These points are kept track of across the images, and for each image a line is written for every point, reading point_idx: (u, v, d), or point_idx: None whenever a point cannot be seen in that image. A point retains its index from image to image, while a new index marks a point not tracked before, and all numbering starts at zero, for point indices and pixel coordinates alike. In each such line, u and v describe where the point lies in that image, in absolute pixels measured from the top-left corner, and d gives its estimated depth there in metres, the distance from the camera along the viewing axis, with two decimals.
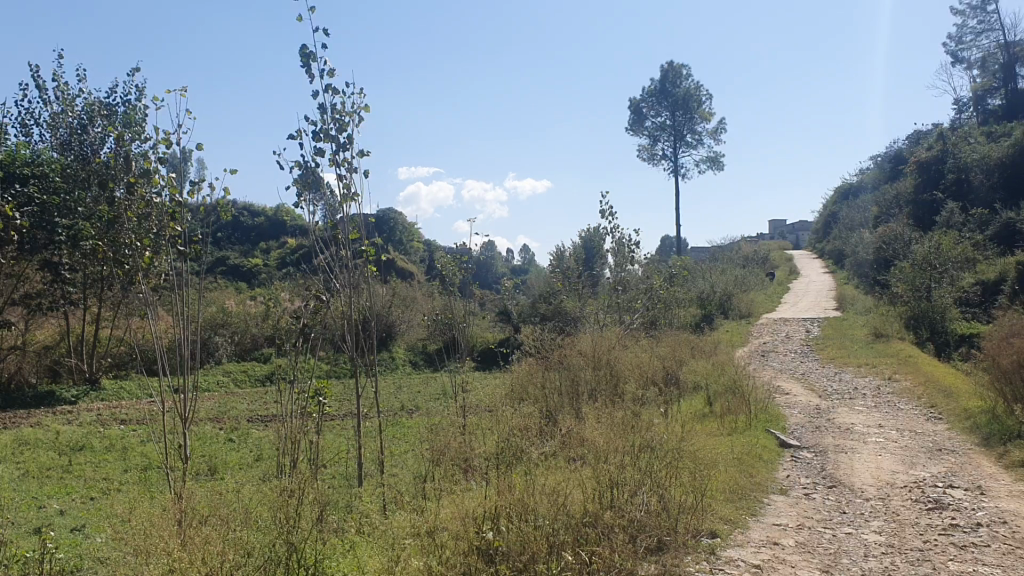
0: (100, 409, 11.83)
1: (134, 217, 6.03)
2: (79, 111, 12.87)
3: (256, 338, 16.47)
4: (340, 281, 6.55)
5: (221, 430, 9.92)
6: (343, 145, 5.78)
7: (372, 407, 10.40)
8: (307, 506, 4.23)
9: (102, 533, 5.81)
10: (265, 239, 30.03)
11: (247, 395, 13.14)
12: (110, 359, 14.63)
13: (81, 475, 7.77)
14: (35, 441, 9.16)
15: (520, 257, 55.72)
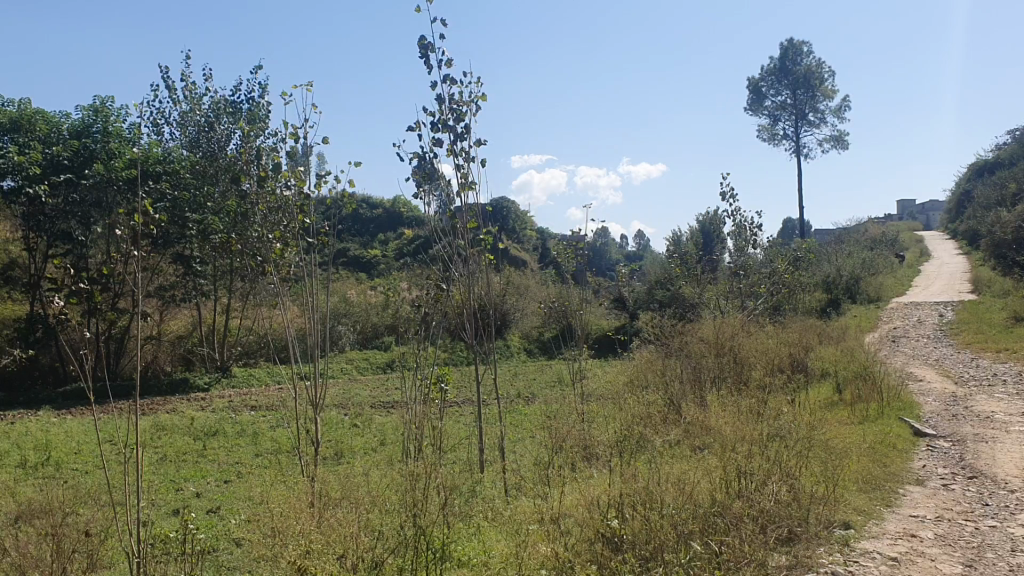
0: (231, 396, 12.31)
1: (264, 212, 6.24)
2: (206, 109, 13.46)
3: (376, 326, 16.81)
4: (458, 269, 6.61)
5: (345, 416, 10.18)
6: (461, 135, 5.83)
7: (491, 394, 10.50)
8: (434, 492, 4.30)
9: (236, 515, 6.04)
10: (383, 230, 30.66)
11: (369, 382, 13.44)
12: (240, 348, 15.18)
13: (214, 459, 8.10)
14: (172, 427, 9.60)
15: (637, 244, 55.12)
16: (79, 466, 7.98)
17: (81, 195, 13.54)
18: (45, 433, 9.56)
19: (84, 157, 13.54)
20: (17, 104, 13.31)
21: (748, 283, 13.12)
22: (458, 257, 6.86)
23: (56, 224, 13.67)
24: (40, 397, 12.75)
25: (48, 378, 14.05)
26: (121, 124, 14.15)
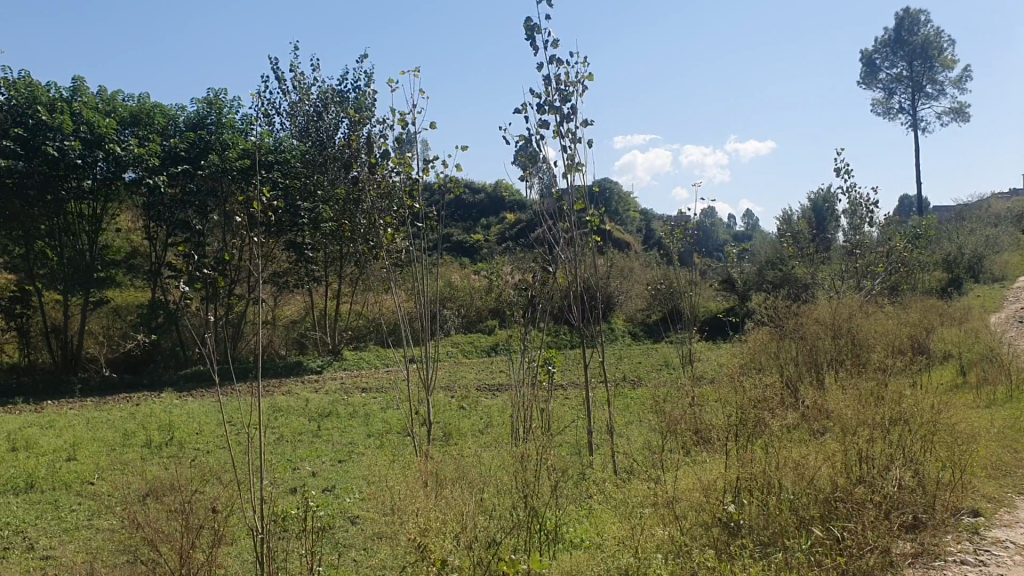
0: (342, 378, 12.62)
1: (375, 197, 6.35)
2: (314, 99, 13.71)
3: (480, 310, 16.94)
4: (565, 251, 6.59)
5: (453, 398, 10.30)
6: (567, 116, 5.78)
7: (598, 377, 10.46)
8: (546, 474, 4.32)
9: (351, 494, 6.21)
10: (486, 215, 30.84)
11: (475, 365, 13.58)
12: (350, 332, 15.52)
13: (329, 439, 8.32)
14: (287, 408, 9.90)
15: (743, 224, 53.92)
16: (201, 446, 8.31)
17: (197, 185, 14.06)
18: (169, 414, 9.99)
19: (200, 149, 13.99)
20: (137, 99, 13.86)
21: (863, 262, 12.69)
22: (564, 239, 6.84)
23: (174, 214, 14.24)
24: (163, 379, 13.33)
25: (170, 361, 14.64)
26: (235, 115, 14.59)
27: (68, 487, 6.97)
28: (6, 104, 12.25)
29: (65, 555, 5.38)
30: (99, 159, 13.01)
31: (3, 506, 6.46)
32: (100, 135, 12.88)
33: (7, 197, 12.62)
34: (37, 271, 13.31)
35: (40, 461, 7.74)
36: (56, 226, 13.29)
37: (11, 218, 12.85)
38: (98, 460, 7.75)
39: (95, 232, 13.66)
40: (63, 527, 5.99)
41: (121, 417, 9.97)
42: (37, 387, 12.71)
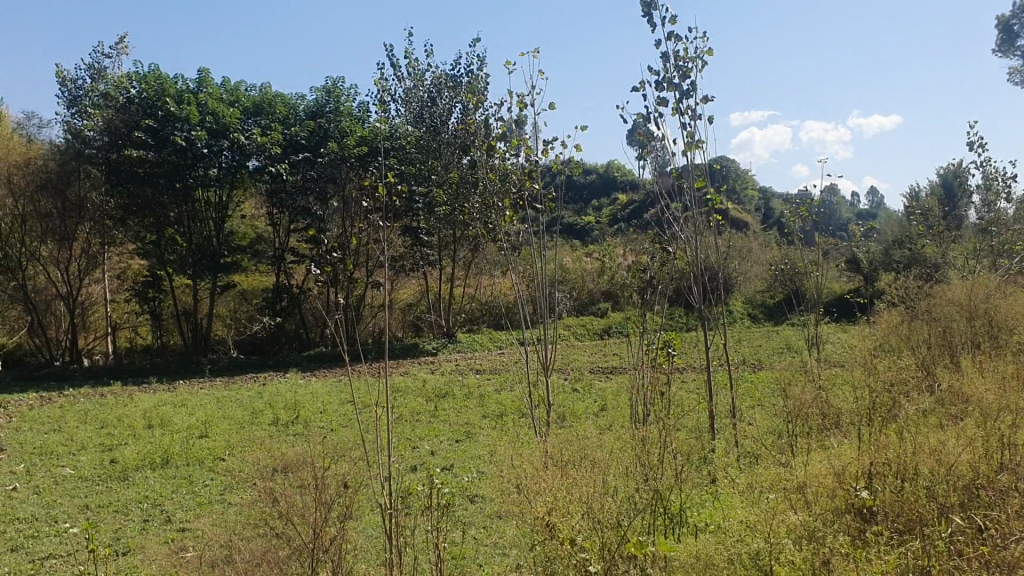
0: (457, 360, 12.80)
1: (496, 179, 6.33)
2: (428, 85, 13.86)
3: (593, 293, 16.90)
4: (685, 230, 6.44)
5: (568, 380, 10.35)
6: (687, 93, 5.65)
7: (718, 359, 10.31)
8: (669, 457, 4.32)
9: (470, 474, 6.31)
10: (597, 197, 30.84)
11: (589, 348, 13.54)
12: (464, 315, 15.73)
13: (445, 419, 8.45)
14: (406, 388, 10.13)
15: (867, 203, 52.19)
16: (324, 424, 8.56)
17: (317, 172, 14.37)
18: (293, 393, 10.32)
19: (319, 137, 14.34)
20: (259, 89, 14.36)
21: (1000, 240, 12.10)
22: (685, 218, 6.70)
23: (297, 201, 14.52)
24: (287, 360, 13.78)
25: (293, 343, 15.13)
26: (352, 103, 14.91)
27: (202, 462, 7.30)
28: (136, 97, 12.91)
29: (201, 528, 5.62)
30: (224, 147, 13.46)
31: (141, 481, 6.81)
32: (224, 125, 13.38)
33: (139, 185, 13.20)
34: (168, 257, 13.94)
35: (175, 437, 8.12)
36: (185, 213, 13.85)
37: (144, 207, 13.47)
38: (229, 437, 8.09)
39: (221, 219, 14.18)
40: (198, 500, 6.25)
41: (249, 396, 10.37)
42: (169, 367, 13.30)
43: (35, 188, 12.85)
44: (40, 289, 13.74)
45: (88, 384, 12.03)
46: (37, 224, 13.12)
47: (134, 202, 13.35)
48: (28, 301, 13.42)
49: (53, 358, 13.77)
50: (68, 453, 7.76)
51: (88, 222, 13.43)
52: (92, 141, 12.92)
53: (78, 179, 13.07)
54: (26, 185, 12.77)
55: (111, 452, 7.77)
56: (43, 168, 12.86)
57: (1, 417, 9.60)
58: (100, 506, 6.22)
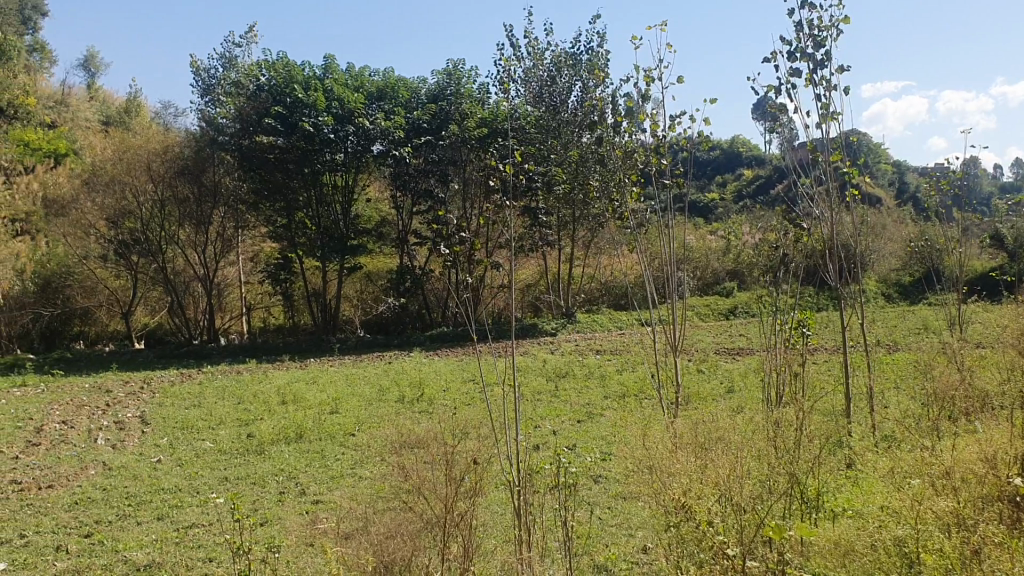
0: (578, 340, 12.76)
1: (622, 155, 6.17)
2: (548, 64, 13.79)
3: (717, 272, 16.58)
4: (819, 206, 6.19)
5: (691, 361, 10.19)
6: (821, 63, 5.44)
7: (851, 340, 9.96)
8: (805, 439, 4.21)
9: (594, 454, 6.30)
10: (721, 172, 30.31)
11: (714, 328, 13.30)
12: (584, 295, 15.66)
13: (567, 399, 8.45)
14: (527, 368, 10.19)
15: (1011, 176, 49.62)
16: (448, 402, 8.69)
17: (439, 155, 14.49)
18: (417, 372, 10.51)
19: (441, 119, 14.41)
20: (382, 74, 14.64)
21: None
22: (818, 193, 6.44)
23: (419, 183, 14.69)
24: (410, 340, 14.02)
25: (416, 324, 15.38)
26: (473, 84, 14.88)
27: (333, 437, 7.50)
28: (266, 85, 13.52)
29: (334, 500, 5.78)
30: (350, 133, 13.73)
31: (277, 454, 7.06)
32: (349, 110, 13.67)
33: (271, 170, 13.72)
34: (298, 239, 14.27)
35: (308, 413, 8.38)
36: (313, 197, 14.24)
37: (275, 191, 13.90)
38: (357, 414, 8.29)
39: (347, 202, 14.48)
40: (330, 474, 6.44)
41: (376, 374, 10.62)
42: (300, 346, 13.74)
43: (173, 174, 13.39)
44: (179, 271, 14.38)
45: (225, 361, 12.56)
46: (175, 208, 13.71)
47: (267, 186, 13.85)
48: (168, 283, 14.09)
49: (191, 336, 14.52)
50: (207, 427, 8.10)
51: (223, 206, 14.03)
52: (225, 128, 13.65)
53: (213, 164, 13.62)
54: (165, 172, 13.31)
55: (248, 426, 8.08)
56: (179, 155, 13.37)
57: (146, 392, 10.13)
58: (238, 478, 6.48)
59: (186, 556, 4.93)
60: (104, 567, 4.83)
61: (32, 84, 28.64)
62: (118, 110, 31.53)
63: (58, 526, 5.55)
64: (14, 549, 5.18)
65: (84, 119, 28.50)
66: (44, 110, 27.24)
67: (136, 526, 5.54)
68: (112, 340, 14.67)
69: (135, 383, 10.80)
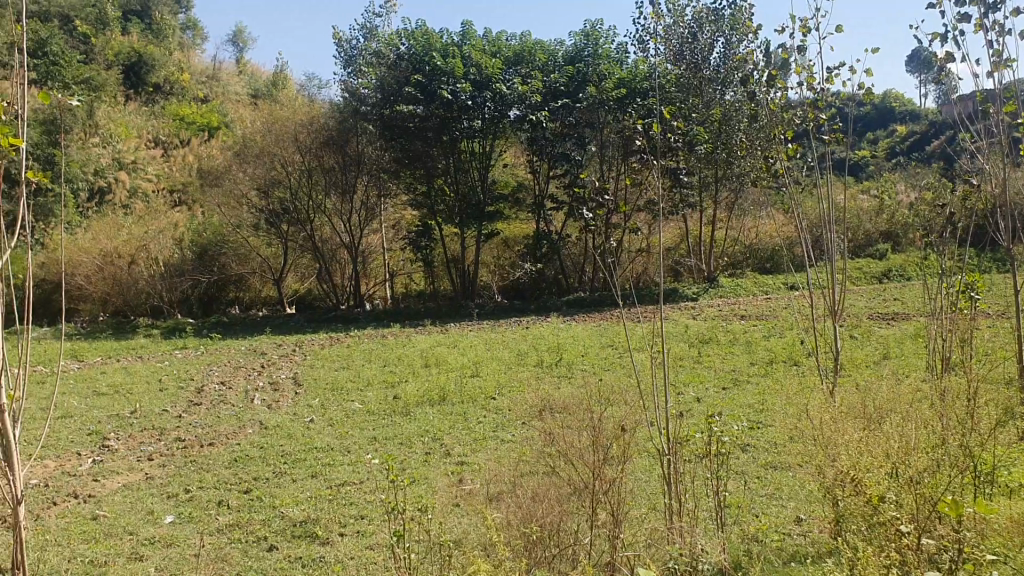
0: (721, 306, 12.46)
1: (774, 112, 5.79)
2: (689, 21, 13.39)
3: (869, 233, 15.85)
4: (990, 161, 5.74)
5: (843, 326, 9.79)
6: (994, 7, 5.04)
7: (1020, 304, 9.32)
8: (977, 410, 3.94)
9: (742, 422, 6.13)
10: (872, 128, 28.97)
11: (865, 292, 12.76)
12: (726, 258, 15.28)
13: (710, 365, 8.28)
14: (669, 333, 10.03)
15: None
16: (588, 368, 8.64)
17: (577, 118, 14.29)
18: (556, 337, 10.51)
19: (579, 81, 14.21)
20: (520, 38, 14.58)
21: None
22: (987, 147, 5.97)
23: (557, 147, 14.56)
24: (549, 305, 14.01)
25: (554, 289, 15.36)
26: (613, 45, 14.58)
27: (475, 401, 7.58)
28: (405, 54, 13.79)
29: (479, 462, 5.83)
30: (487, 99, 13.77)
31: (422, 416, 7.19)
32: (487, 77, 13.70)
33: (411, 139, 13.96)
34: (438, 206, 14.49)
35: (450, 377, 8.51)
36: (452, 164, 14.36)
37: (415, 159, 14.08)
38: (499, 377, 8.37)
39: (485, 168, 14.50)
40: (473, 436, 6.50)
41: (515, 338, 10.65)
42: (441, 311, 13.95)
43: (319, 145, 13.77)
44: (326, 239, 14.82)
45: (370, 326, 12.90)
46: (321, 177, 14.04)
47: (407, 154, 14.08)
48: (316, 250, 14.51)
49: (338, 302, 14.98)
50: (356, 388, 8.34)
51: (366, 175, 14.27)
52: (367, 98, 13.89)
53: (356, 133, 13.89)
54: (312, 143, 13.72)
55: (394, 388, 8.27)
56: (325, 126, 13.76)
57: (297, 355, 10.51)
58: (386, 439, 6.62)
59: (340, 513, 5.07)
60: (265, 522, 5.03)
61: (187, 61, 30.01)
62: (266, 83, 32.69)
63: (220, 482, 5.82)
64: (180, 503, 5.46)
65: (234, 93, 29.65)
66: (198, 85, 28.51)
67: (293, 483, 5.74)
68: (264, 305, 15.32)
69: (287, 346, 11.22)
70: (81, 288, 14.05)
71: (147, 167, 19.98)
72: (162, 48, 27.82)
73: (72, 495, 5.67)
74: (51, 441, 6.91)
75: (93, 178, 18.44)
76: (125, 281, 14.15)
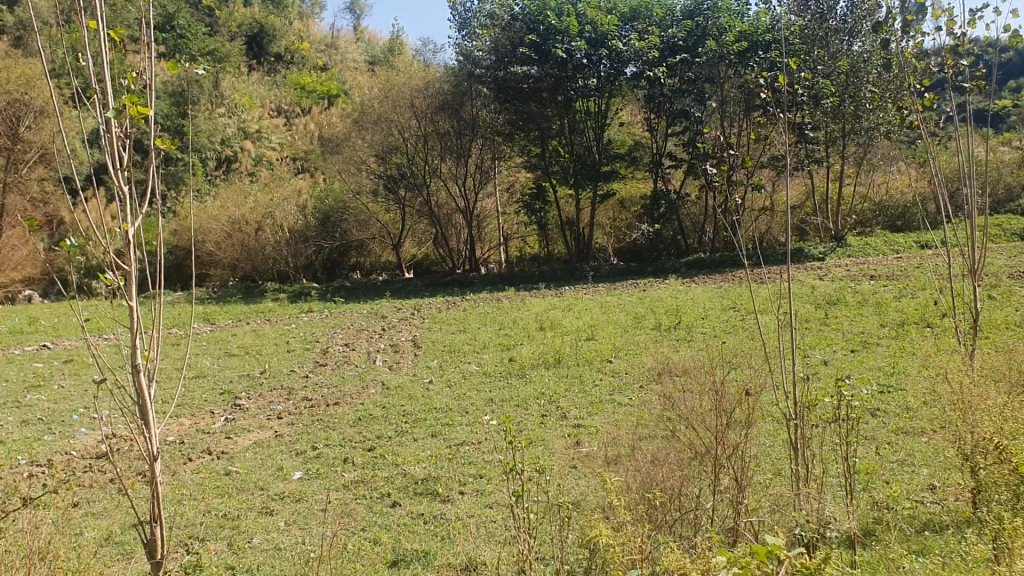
0: (849, 265, 12.01)
1: (910, 62, 5.36)
2: None
3: (1010, 188, 14.97)
4: None
5: (982, 286, 9.29)
6: None
7: None
8: None
9: (871, 386, 5.90)
10: (1012, 75, 27.34)
11: (1005, 250, 12.08)
12: (854, 217, 14.73)
13: (837, 327, 7.99)
14: (794, 295, 9.74)
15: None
16: (708, 330, 8.46)
17: (695, 74, 13.87)
18: (675, 299, 10.33)
19: (697, 36, 13.77)
20: None
21: None
22: None
23: (675, 104, 14.19)
24: (667, 267, 13.77)
25: (672, 250, 15.09)
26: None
27: (592, 363, 7.53)
28: (520, 14, 13.74)
29: (596, 425, 5.78)
30: (604, 56, 13.60)
31: (538, 378, 7.19)
32: (603, 34, 13.50)
33: (525, 100, 13.92)
34: (553, 167, 14.36)
35: (566, 339, 8.48)
36: (567, 124, 14.22)
37: (529, 120, 14.02)
38: (616, 340, 8.30)
39: (600, 128, 14.25)
40: (590, 399, 6.46)
41: (633, 301, 10.52)
42: (557, 274, 13.90)
43: (435, 109, 13.85)
44: (442, 203, 14.94)
45: (486, 289, 12.97)
46: (437, 142, 14.11)
47: (521, 116, 14.05)
48: (432, 215, 14.66)
49: (455, 266, 15.13)
50: (472, 351, 8.40)
51: (481, 138, 14.24)
52: (481, 61, 13.84)
53: (470, 97, 13.90)
54: (427, 107, 13.81)
55: (510, 350, 8.30)
56: (440, 90, 13.81)
57: (415, 318, 10.68)
58: (503, 400, 6.65)
59: (459, 472, 5.12)
60: (388, 479, 5.12)
61: (307, 30, 30.67)
62: (383, 49, 33.14)
63: (345, 440, 5.95)
64: (307, 459, 5.63)
65: (352, 60, 30.18)
66: (317, 54, 29.13)
67: (414, 442, 5.83)
68: (383, 270, 15.62)
69: (406, 309, 11.41)
70: (212, 255, 14.86)
71: (270, 136, 20.64)
72: (283, 19, 28.54)
73: (207, 451, 5.91)
74: (187, 400, 7.23)
75: (220, 147, 19.14)
76: (253, 247, 14.81)
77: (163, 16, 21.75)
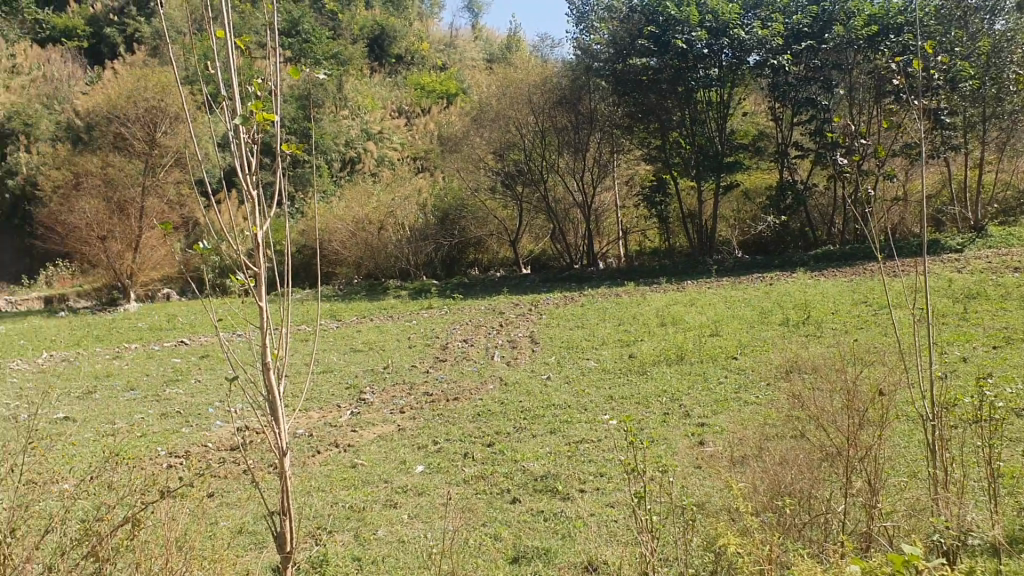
0: (990, 256, 11.39)
1: None
2: None
3: None
4: None
5: None
6: None
7: None
8: None
9: (1016, 384, 5.56)
10: None
11: None
12: (995, 205, 14.01)
13: (978, 322, 7.58)
14: (930, 287, 9.31)
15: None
16: (838, 326, 8.14)
17: (821, 60, 13.36)
18: (803, 293, 10.01)
19: (824, 22, 13.23)
20: None
21: None
22: None
23: (801, 92, 13.68)
24: (793, 261, 13.33)
25: (799, 243, 14.61)
26: None
27: (715, 360, 7.36)
28: (639, 5, 13.52)
29: (720, 424, 5.63)
30: (725, 45, 13.20)
31: (660, 375, 7.07)
32: (724, 23, 13.09)
33: (644, 92, 13.74)
34: (674, 159, 14.14)
35: (688, 335, 8.33)
36: (688, 115, 13.90)
37: (648, 113, 13.84)
38: (741, 335, 8.09)
39: (723, 118, 13.92)
40: (714, 397, 6.30)
41: (758, 295, 10.24)
42: (678, 269, 13.66)
43: (552, 105, 13.83)
44: (560, 198, 14.90)
45: (605, 284, 12.87)
46: (555, 137, 14.08)
47: (641, 108, 13.89)
48: (551, 211, 14.63)
49: (573, 261, 15.07)
50: (592, 347, 8.33)
51: (599, 132, 14.06)
52: (600, 54, 13.78)
53: (589, 90, 13.80)
54: (545, 103, 13.82)
55: (630, 347, 8.19)
56: (558, 86, 13.79)
57: (535, 313, 10.69)
58: (623, 397, 6.56)
59: (579, 470, 5.07)
60: (507, 474, 5.12)
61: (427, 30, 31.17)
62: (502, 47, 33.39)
63: (465, 435, 5.98)
64: (429, 454, 5.68)
65: (471, 59, 30.50)
66: (437, 53, 29.56)
67: (533, 438, 5.81)
68: (503, 265, 15.72)
69: (526, 305, 11.42)
70: (337, 253, 15.32)
71: (392, 136, 21.08)
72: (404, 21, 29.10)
73: (334, 445, 6.03)
74: (314, 394, 7.41)
75: (345, 149, 19.66)
76: (376, 246, 15.19)
77: (289, 21, 22.43)
